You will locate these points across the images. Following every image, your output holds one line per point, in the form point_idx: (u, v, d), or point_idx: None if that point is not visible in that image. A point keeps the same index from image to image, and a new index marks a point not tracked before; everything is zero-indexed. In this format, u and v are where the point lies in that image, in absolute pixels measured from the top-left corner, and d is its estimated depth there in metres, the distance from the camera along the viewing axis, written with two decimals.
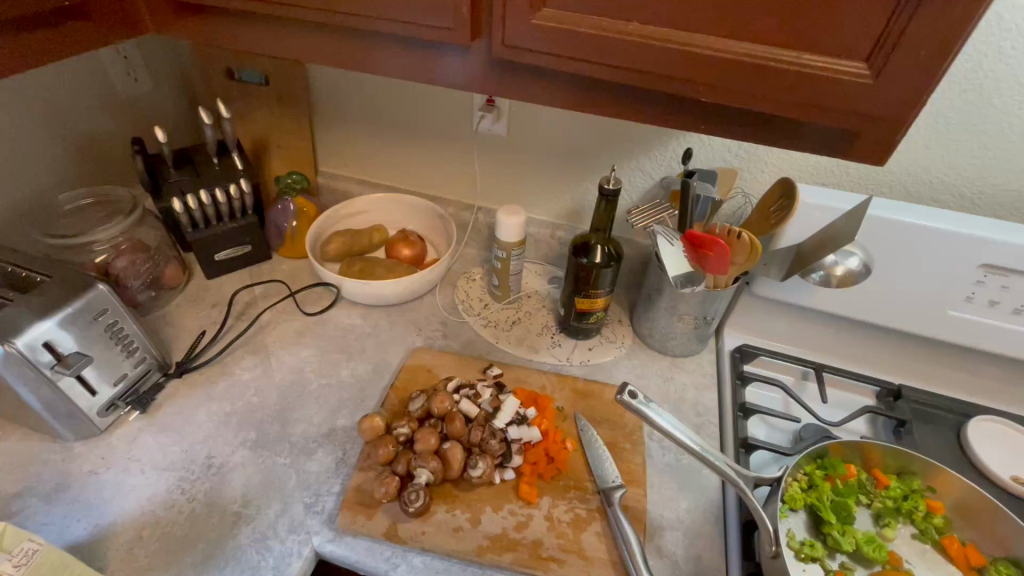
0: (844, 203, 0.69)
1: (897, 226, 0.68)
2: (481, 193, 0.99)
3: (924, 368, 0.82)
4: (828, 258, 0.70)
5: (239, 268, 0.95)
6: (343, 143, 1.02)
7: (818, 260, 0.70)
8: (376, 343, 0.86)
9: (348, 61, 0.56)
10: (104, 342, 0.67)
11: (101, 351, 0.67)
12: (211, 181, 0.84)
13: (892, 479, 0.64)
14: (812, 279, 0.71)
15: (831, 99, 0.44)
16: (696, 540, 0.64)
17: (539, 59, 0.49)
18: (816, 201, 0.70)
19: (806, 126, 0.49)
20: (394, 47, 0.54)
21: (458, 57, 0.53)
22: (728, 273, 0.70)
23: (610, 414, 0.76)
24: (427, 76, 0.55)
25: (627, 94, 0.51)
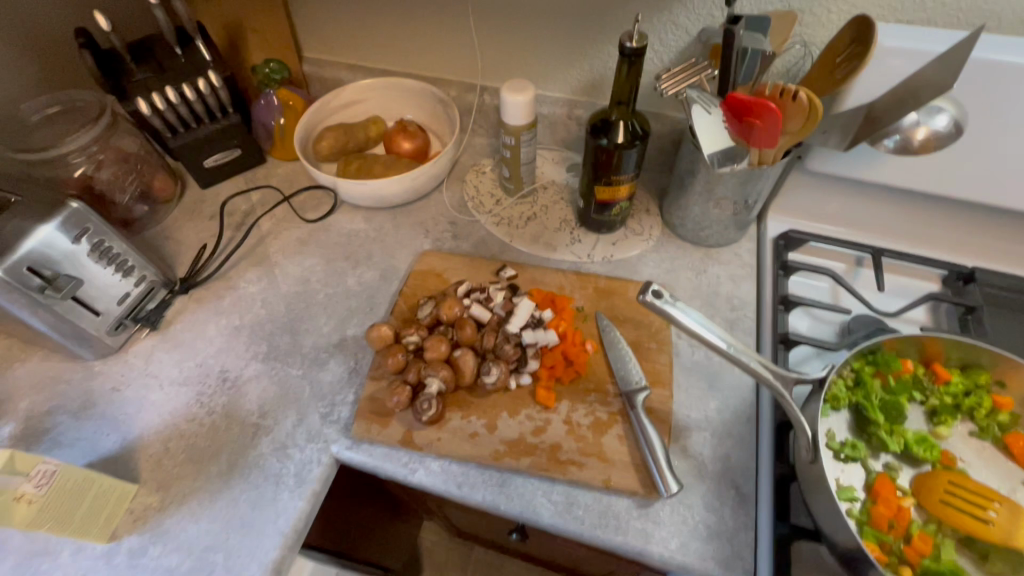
0: (938, 45, 0.55)
1: (1004, 71, 0.54)
2: (486, 70, 0.86)
3: (1006, 246, 0.71)
4: (908, 119, 0.56)
5: (232, 175, 0.89)
6: (325, 22, 0.88)
7: (895, 122, 0.56)
8: (382, 247, 0.80)
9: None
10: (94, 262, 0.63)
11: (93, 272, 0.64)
12: (178, 78, 0.74)
13: (955, 375, 0.57)
14: (885, 147, 0.58)
15: None
16: (725, 440, 0.61)
17: None
18: (898, 47, 0.55)
19: None
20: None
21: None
22: (778, 145, 0.57)
23: (634, 313, 0.70)
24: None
25: None
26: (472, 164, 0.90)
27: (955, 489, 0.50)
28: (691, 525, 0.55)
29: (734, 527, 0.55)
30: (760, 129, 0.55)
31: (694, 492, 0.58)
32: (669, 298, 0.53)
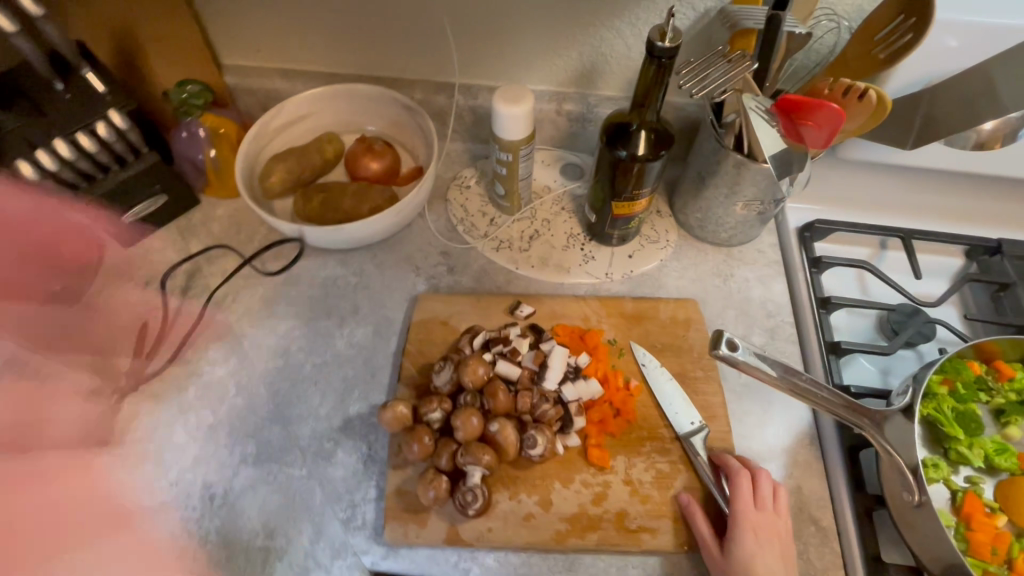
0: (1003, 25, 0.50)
1: None
2: (457, 63, 0.73)
3: (1022, 211, 0.69)
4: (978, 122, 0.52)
5: (161, 226, 0.72)
6: (248, 20, 0.71)
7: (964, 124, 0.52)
8: (368, 296, 0.68)
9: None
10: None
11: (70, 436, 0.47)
12: (71, 124, 0.56)
13: (1019, 370, 0.55)
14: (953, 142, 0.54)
15: None
16: (794, 469, 0.57)
17: None
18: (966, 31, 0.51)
19: None
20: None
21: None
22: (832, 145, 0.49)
23: (672, 338, 0.64)
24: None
25: None
26: (452, 177, 0.78)
27: None
28: None
29: (823, 568, 0.52)
30: (815, 129, 0.47)
31: None
32: (753, 352, 0.47)
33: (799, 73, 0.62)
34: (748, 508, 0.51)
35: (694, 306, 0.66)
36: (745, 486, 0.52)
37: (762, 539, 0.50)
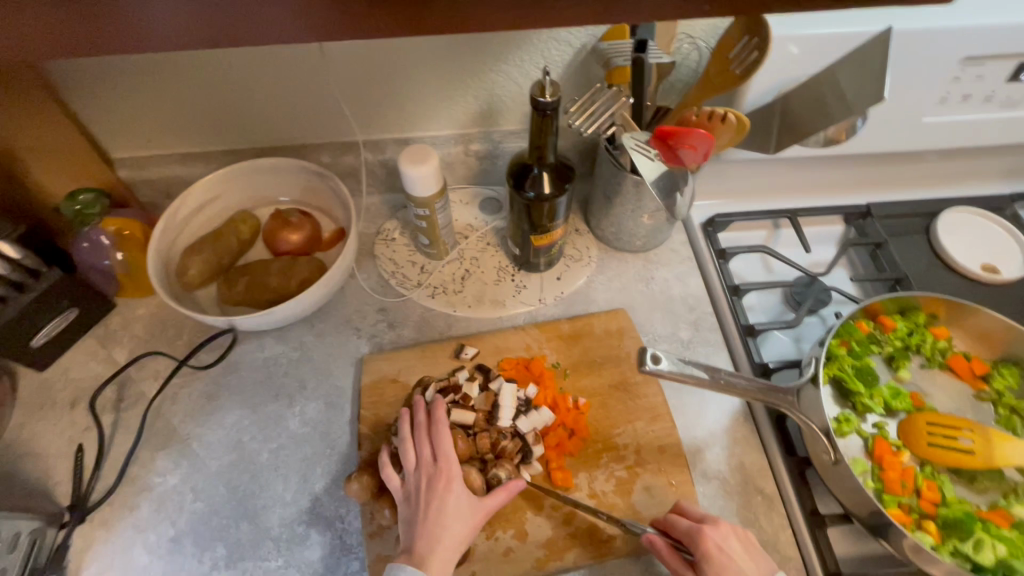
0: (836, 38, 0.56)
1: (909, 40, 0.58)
2: (359, 124, 0.74)
3: (881, 174, 0.79)
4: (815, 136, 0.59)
5: (77, 340, 0.69)
6: (131, 113, 0.69)
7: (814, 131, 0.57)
8: (313, 368, 0.68)
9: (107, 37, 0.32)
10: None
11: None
12: None
13: (898, 321, 0.63)
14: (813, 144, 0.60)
15: None
16: (735, 448, 0.63)
17: None
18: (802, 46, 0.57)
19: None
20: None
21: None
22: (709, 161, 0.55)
23: (609, 350, 0.68)
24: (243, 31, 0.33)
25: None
26: (376, 232, 0.79)
27: (935, 430, 0.56)
28: None
29: (774, 531, 0.58)
30: (691, 150, 0.51)
31: (729, 513, 0.59)
32: (676, 360, 0.52)
33: (675, 87, 0.67)
34: (695, 527, 0.52)
35: (624, 314, 0.71)
36: (678, 518, 0.54)
37: (726, 545, 0.51)
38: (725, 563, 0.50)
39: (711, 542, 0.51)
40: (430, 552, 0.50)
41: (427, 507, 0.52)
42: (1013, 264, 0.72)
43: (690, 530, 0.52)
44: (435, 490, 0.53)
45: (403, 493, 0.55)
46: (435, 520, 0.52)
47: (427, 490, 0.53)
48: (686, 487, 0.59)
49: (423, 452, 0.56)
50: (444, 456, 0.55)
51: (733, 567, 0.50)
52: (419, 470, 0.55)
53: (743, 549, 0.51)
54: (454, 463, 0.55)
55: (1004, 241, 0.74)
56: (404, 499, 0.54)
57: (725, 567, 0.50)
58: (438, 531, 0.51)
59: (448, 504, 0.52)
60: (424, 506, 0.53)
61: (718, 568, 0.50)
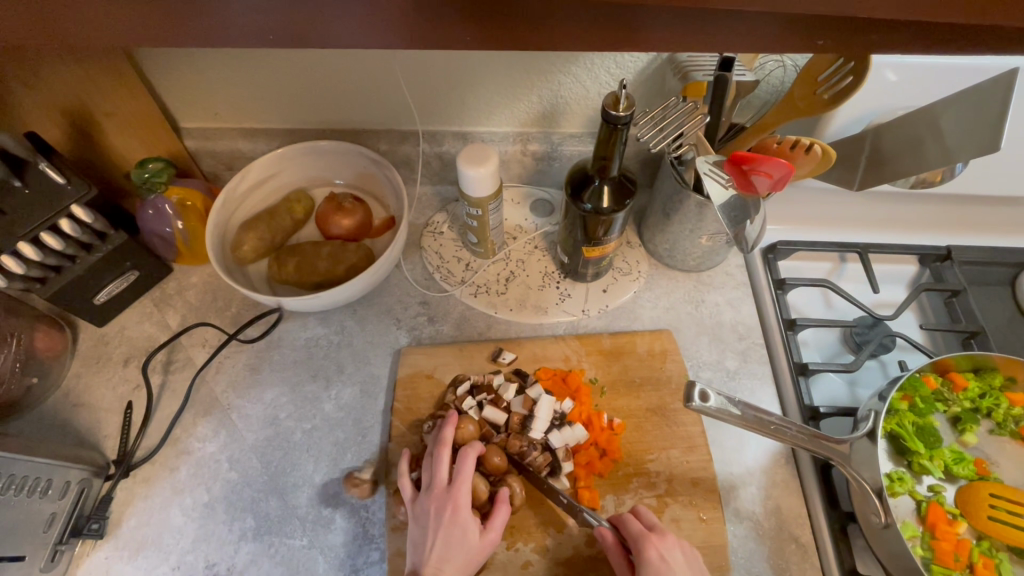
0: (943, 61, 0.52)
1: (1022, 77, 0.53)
2: (419, 114, 0.73)
3: (966, 215, 0.73)
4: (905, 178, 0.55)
5: (135, 300, 0.72)
6: (203, 86, 0.70)
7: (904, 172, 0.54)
8: (352, 354, 0.69)
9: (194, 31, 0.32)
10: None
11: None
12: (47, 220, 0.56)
13: (970, 380, 0.58)
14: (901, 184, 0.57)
15: None
16: (773, 490, 0.60)
17: None
18: (905, 71, 0.52)
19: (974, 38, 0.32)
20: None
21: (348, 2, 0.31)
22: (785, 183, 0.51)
23: (650, 371, 0.66)
24: (328, 32, 0.32)
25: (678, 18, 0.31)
26: (425, 224, 0.79)
27: (1000, 503, 0.52)
28: None
29: None
30: (766, 177, 0.48)
31: (758, 557, 0.57)
32: (725, 398, 0.50)
33: (754, 104, 0.63)
34: (643, 533, 0.52)
35: (669, 336, 0.69)
36: (631, 520, 0.54)
37: (669, 555, 0.51)
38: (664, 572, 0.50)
39: (659, 551, 0.51)
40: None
41: (437, 528, 0.53)
42: None
43: (636, 534, 0.52)
44: (445, 513, 0.53)
45: (414, 509, 0.55)
46: (443, 544, 0.52)
47: (438, 511, 0.53)
48: (716, 524, 0.57)
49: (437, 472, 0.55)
50: (458, 479, 0.55)
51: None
52: (431, 491, 0.55)
53: (684, 561, 0.51)
54: (466, 488, 0.54)
55: None
56: (414, 515, 0.55)
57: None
58: (446, 556, 0.51)
59: (457, 530, 0.52)
60: (434, 528, 0.53)
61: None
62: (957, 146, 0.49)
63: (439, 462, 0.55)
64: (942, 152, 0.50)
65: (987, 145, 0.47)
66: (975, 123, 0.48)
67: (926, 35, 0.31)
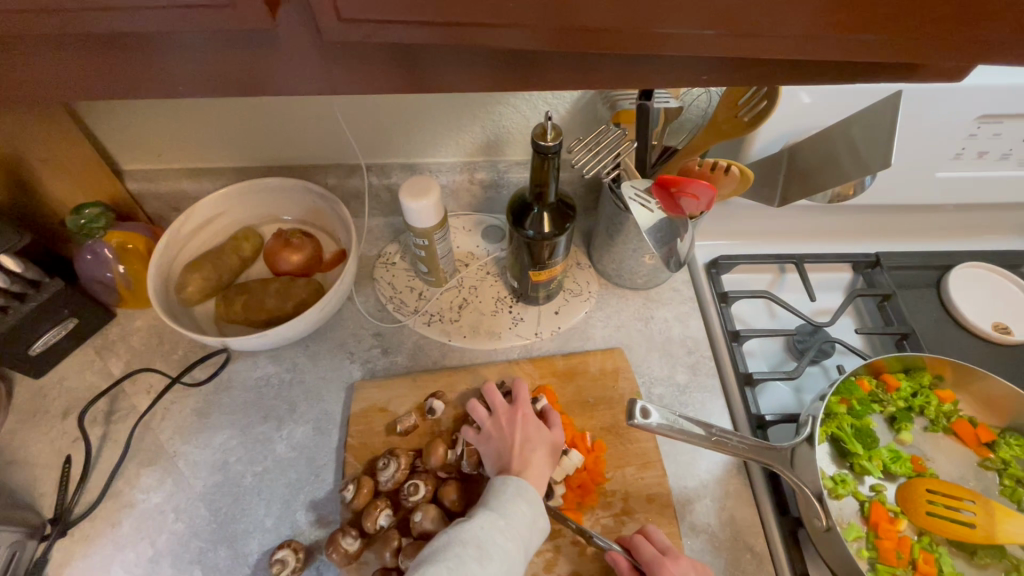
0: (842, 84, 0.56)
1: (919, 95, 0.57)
2: (365, 147, 0.74)
3: (891, 222, 0.78)
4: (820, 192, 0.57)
5: (75, 349, 0.70)
6: (144, 129, 0.70)
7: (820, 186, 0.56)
8: (305, 391, 0.68)
9: (113, 82, 0.33)
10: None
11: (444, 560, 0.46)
12: None
13: (902, 380, 0.61)
14: (820, 199, 0.59)
15: (915, 18, 0.28)
16: (726, 501, 0.61)
17: (391, 40, 0.29)
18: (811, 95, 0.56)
19: (853, 69, 0.34)
20: (148, 16, 0.28)
21: (254, 52, 0.31)
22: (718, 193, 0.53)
23: (603, 390, 0.67)
24: (249, 80, 0.33)
25: (573, 58, 0.32)
26: (376, 255, 0.79)
27: (935, 498, 0.54)
28: None
29: None
30: (693, 199, 0.51)
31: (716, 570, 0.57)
32: (669, 413, 0.51)
33: (684, 126, 0.66)
34: (656, 558, 0.52)
35: (620, 354, 0.70)
36: (645, 542, 0.54)
37: None
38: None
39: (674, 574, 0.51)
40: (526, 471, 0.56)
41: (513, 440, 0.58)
42: None
43: (651, 558, 0.52)
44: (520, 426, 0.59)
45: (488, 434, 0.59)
46: (524, 449, 0.57)
47: (510, 427, 0.59)
48: (673, 539, 0.58)
49: (496, 401, 0.61)
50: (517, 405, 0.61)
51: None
52: (497, 416, 0.60)
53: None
54: (527, 405, 0.61)
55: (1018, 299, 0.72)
56: (489, 441, 0.59)
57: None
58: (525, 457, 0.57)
59: (531, 434, 0.58)
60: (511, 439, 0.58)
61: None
62: (865, 157, 0.51)
63: (495, 391, 0.62)
64: (850, 164, 0.52)
65: (883, 155, 0.49)
66: (875, 135, 0.51)
67: (810, 68, 0.34)
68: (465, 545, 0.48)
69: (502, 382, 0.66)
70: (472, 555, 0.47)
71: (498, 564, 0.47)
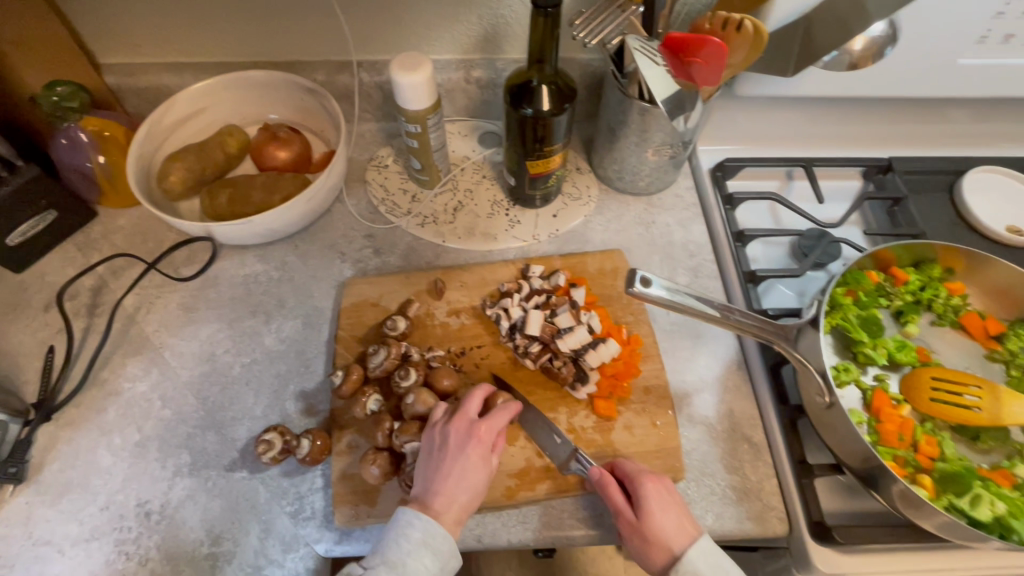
0: None
1: None
2: (356, 40, 0.70)
3: (903, 128, 0.75)
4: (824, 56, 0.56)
5: (56, 243, 0.67)
6: (119, 13, 0.66)
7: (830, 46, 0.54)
8: (294, 288, 0.66)
9: None
10: (427, 560, 0.46)
11: (393, 535, 0.47)
12: None
13: (911, 274, 0.59)
14: (822, 62, 0.57)
15: None
16: (725, 394, 0.60)
17: None
18: None
19: None
20: None
21: None
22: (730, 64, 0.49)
23: (603, 290, 0.65)
24: None
25: None
26: (369, 159, 0.76)
27: (940, 385, 0.53)
28: (719, 493, 0.54)
29: (759, 480, 0.55)
30: (703, 66, 0.48)
31: (712, 459, 0.56)
32: (673, 290, 0.48)
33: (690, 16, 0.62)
34: (639, 472, 0.50)
35: (620, 255, 0.67)
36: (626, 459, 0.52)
37: (666, 495, 0.49)
38: (660, 511, 0.47)
39: (656, 489, 0.49)
40: (440, 513, 0.47)
41: (447, 472, 0.49)
42: None
43: (632, 472, 0.50)
44: (459, 442, 0.50)
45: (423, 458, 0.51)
46: (454, 479, 0.49)
47: (441, 451, 0.50)
48: (670, 428, 0.57)
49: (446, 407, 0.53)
50: (478, 434, 0.50)
51: (669, 514, 0.47)
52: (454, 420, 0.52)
53: (678, 506, 0.49)
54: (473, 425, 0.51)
55: None
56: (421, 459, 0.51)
57: (657, 516, 0.47)
58: (456, 495, 0.48)
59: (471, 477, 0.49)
60: (447, 458, 0.49)
61: (654, 509, 0.47)
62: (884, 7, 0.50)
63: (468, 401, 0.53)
64: (866, 16, 0.51)
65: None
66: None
67: None
68: (416, 527, 0.46)
69: (531, 270, 0.65)
70: (437, 534, 0.46)
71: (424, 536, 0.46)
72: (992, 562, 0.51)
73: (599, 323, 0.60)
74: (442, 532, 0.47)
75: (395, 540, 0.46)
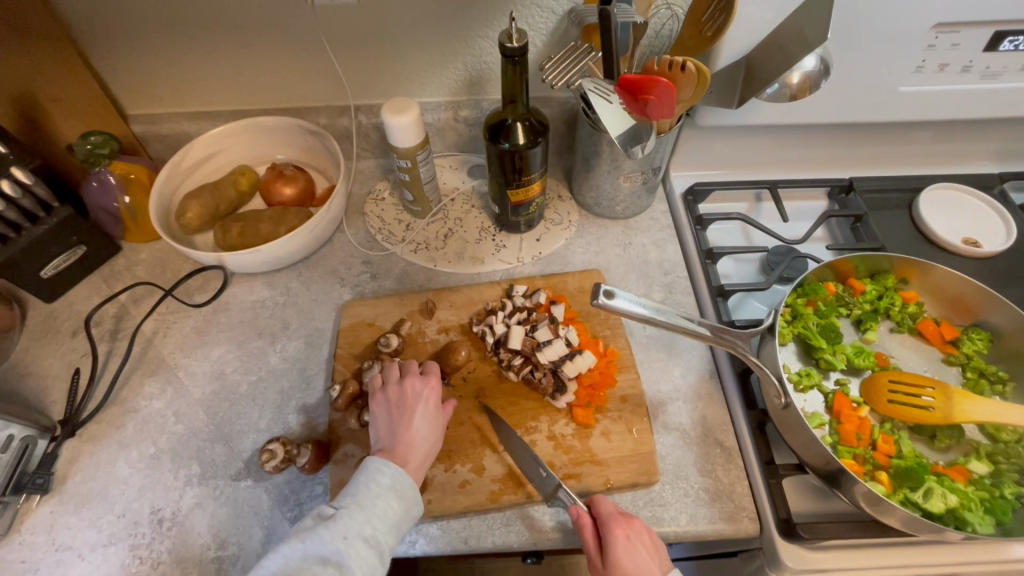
0: None
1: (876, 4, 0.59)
2: (354, 88, 0.78)
3: (863, 151, 0.80)
4: (769, 89, 0.60)
5: (84, 276, 0.74)
6: (147, 73, 0.75)
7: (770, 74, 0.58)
8: (298, 311, 0.72)
9: None
10: (393, 504, 0.51)
11: (364, 479, 0.52)
12: None
13: (867, 285, 0.64)
14: (765, 95, 0.61)
15: None
16: (698, 402, 0.63)
17: None
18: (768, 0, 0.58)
19: None
20: None
21: None
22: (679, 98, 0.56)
23: (582, 307, 0.70)
24: None
25: None
26: (367, 192, 0.83)
27: (898, 387, 0.56)
28: (693, 494, 0.57)
29: (730, 482, 0.57)
30: (657, 104, 0.54)
31: (686, 463, 0.59)
32: (632, 298, 0.50)
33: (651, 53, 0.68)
34: (612, 515, 0.52)
35: (598, 274, 0.73)
36: (604, 500, 0.54)
37: (636, 537, 0.51)
38: (625, 558, 0.49)
39: (626, 535, 0.50)
40: (399, 458, 0.53)
41: (400, 417, 0.56)
42: (997, 239, 0.71)
43: (607, 516, 0.52)
44: (407, 398, 0.57)
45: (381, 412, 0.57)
46: (407, 429, 0.55)
47: (393, 405, 0.57)
48: (646, 435, 0.60)
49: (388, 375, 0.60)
50: (427, 384, 0.58)
51: (634, 559, 0.49)
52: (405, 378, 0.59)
53: (651, 548, 0.51)
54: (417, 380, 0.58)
55: (987, 216, 0.74)
56: (379, 407, 0.57)
57: (622, 563, 0.49)
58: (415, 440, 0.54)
59: (422, 426, 0.55)
60: (401, 413, 0.56)
61: (620, 555, 0.49)
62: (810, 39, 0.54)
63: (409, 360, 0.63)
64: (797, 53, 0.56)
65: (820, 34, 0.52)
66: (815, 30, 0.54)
67: None
68: (385, 474, 0.52)
69: (515, 289, 0.70)
70: (404, 480, 0.52)
71: (383, 501, 0.50)
72: (957, 556, 0.53)
73: (577, 337, 0.65)
74: (409, 479, 0.52)
75: (365, 485, 0.51)
